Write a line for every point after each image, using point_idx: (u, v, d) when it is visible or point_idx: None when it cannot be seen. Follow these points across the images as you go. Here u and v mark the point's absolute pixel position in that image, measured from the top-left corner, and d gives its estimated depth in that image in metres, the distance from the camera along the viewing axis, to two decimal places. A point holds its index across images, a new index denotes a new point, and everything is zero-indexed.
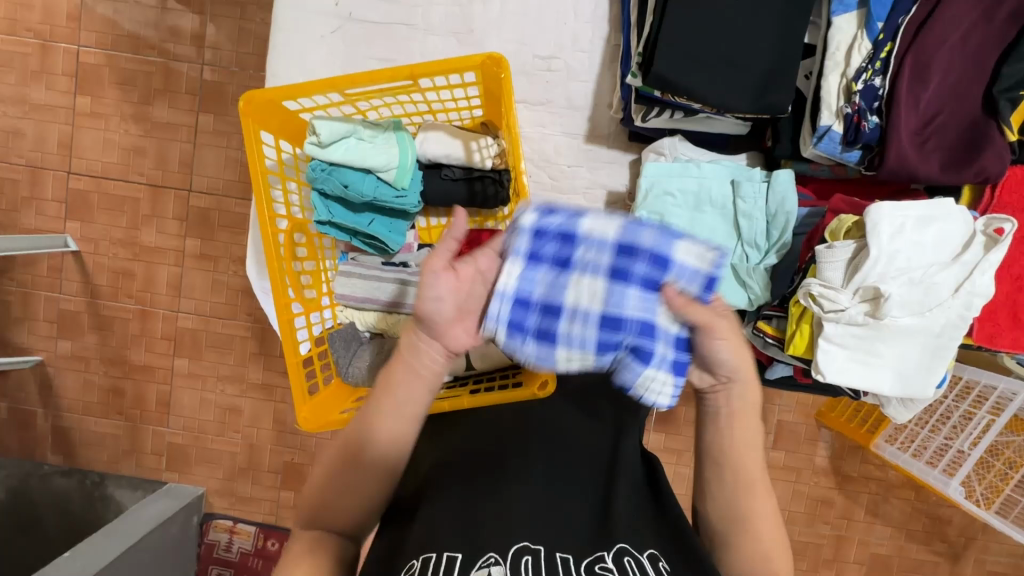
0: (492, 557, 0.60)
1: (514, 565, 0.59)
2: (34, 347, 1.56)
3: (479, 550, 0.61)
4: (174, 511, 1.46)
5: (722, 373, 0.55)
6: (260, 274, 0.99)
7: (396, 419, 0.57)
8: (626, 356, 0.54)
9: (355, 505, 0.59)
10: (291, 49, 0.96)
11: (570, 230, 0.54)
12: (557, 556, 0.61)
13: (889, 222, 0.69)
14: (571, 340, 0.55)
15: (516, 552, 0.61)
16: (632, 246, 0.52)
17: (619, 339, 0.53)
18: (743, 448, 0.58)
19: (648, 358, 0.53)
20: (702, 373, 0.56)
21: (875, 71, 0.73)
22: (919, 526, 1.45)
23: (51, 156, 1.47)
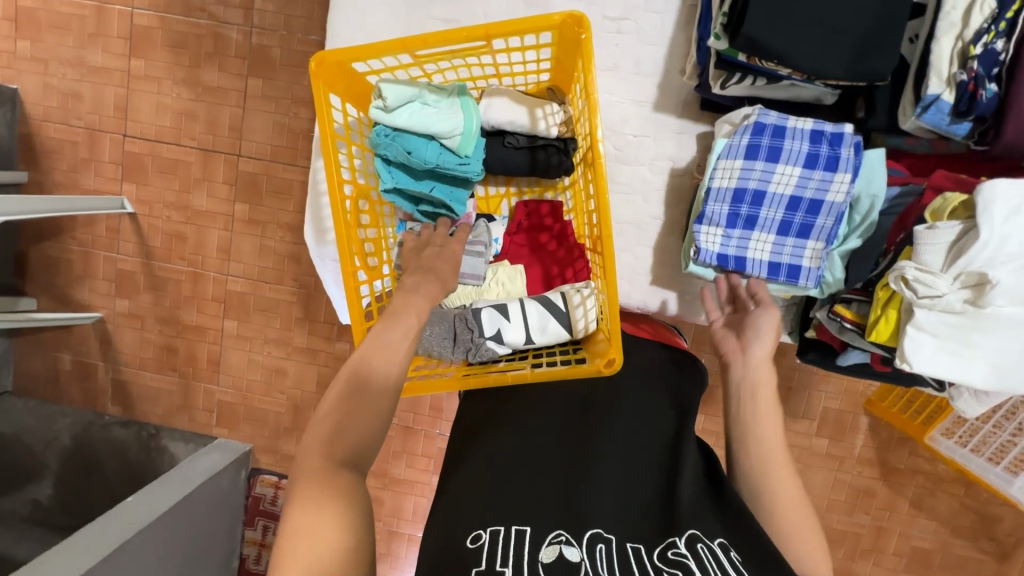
0: (562, 534, 0.58)
1: (588, 549, 0.56)
2: (94, 304, 1.63)
3: (549, 528, 0.59)
4: (225, 464, 1.50)
5: (752, 335, 0.75)
6: (319, 240, 0.99)
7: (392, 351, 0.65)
8: (728, 209, 0.83)
9: (370, 430, 0.61)
10: (353, 9, 0.94)
11: (838, 165, 0.78)
12: (628, 545, 0.58)
13: (1004, 202, 0.63)
14: (745, 172, 0.81)
15: (589, 538, 0.58)
16: (820, 223, 0.81)
17: (744, 203, 0.82)
18: (756, 411, 0.70)
19: (731, 224, 0.83)
20: (730, 340, 0.76)
21: (998, 33, 0.66)
22: (967, 522, 1.39)
23: (108, 119, 1.51)
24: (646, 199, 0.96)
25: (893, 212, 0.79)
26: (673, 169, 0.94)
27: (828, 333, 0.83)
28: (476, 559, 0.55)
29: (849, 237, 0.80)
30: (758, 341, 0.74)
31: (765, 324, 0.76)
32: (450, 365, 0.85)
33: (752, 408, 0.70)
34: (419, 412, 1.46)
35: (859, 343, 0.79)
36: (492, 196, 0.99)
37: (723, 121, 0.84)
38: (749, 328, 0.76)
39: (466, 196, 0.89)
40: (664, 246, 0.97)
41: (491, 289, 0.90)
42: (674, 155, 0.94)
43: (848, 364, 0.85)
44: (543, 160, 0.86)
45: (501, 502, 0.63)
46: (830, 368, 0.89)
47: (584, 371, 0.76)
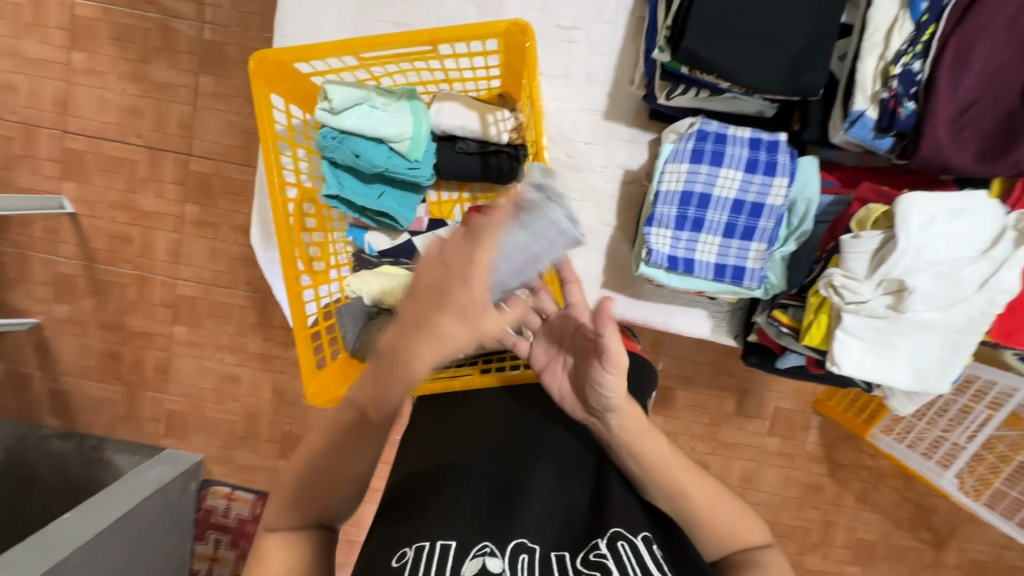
0: (488, 546, 0.58)
1: (511, 561, 0.56)
2: (30, 309, 1.53)
3: (476, 539, 0.59)
4: (171, 477, 1.45)
5: (597, 401, 0.62)
6: (266, 243, 0.97)
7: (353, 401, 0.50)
8: (676, 212, 0.85)
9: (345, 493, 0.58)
10: (302, 8, 0.92)
11: (776, 169, 0.81)
12: (553, 555, 0.59)
13: (919, 213, 0.67)
14: (690, 176, 0.83)
15: (514, 549, 0.58)
16: (761, 227, 0.83)
17: (689, 207, 0.84)
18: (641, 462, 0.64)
19: (679, 225, 0.85)
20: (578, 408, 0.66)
21: (915, 55, 0.70)
22: (906, 513, 1.46)
23: (45, 113, 1.42)
24: (598, 205, 0.98)
25: (825, 219, 0.83)
26: (623, 176, 0.96)
27: (766, 337, 0.86)
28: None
29: (786, 241, 0.84)
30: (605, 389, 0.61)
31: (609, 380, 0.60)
32: None
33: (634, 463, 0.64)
34: None
35: (795, 346, 0.82)
36: (445, 201, 0.98)
37: (669, 130, 0.87)
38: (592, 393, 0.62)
39: (417, 201, 0.89)
40: (616, 252, 0.99)
41: None
42: (625, 162, 0.96)
43: (786, 366, 0.89)
44: (494, 165, 0.87)
45: (431, 513, 0.62)
46: (770, 371, 0.92)
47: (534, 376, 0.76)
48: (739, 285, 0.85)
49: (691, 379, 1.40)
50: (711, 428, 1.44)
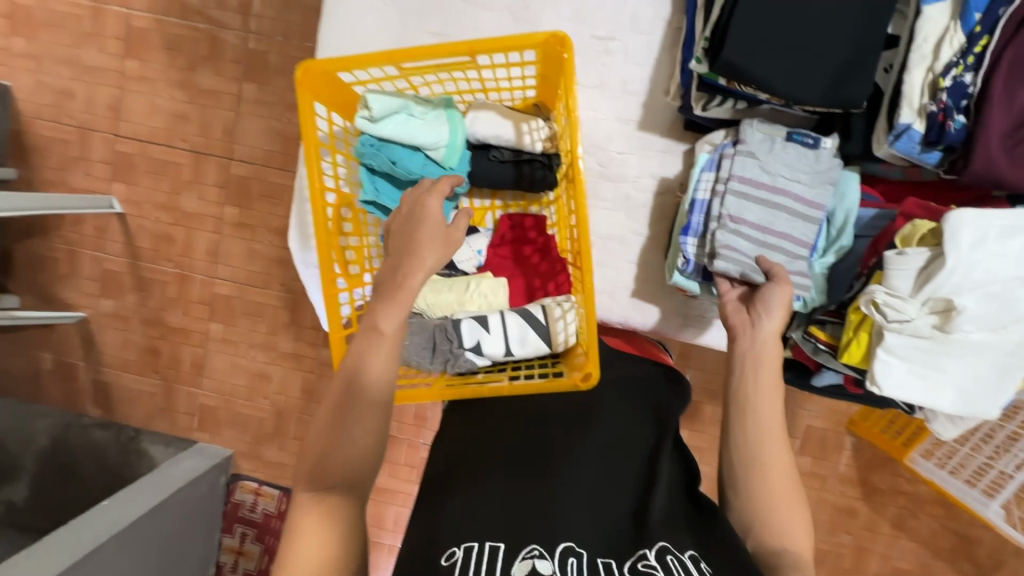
0: (536, 549, 0.58)
1: (560, 564, 0.57)
2: (78, 303, 1.61)
3: (524, 542, 0.59)
4: (204, 469, 1.49)
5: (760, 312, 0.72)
6: (303, 246, 0.99)
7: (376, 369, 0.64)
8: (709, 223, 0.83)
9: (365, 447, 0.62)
10: (344, 20, 0.95)
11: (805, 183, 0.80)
12: (600, 561, 0.58)
13: (970, 232, 0.64)
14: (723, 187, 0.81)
15: (562, 552, 0.58)
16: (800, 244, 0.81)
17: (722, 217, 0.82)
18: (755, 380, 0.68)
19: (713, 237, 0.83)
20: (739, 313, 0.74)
21: (966, 67, 0.69)
22: (946, 543, 1.40)
23: (100, 118, 1.50)
24: (631, 215, 0.97)
25: (865, 234, 0.81)
26: (657, 187, 0.95)
27: (802, 354, 0.84)
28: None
29: (825, 254, 0.82)
30: (768, 314, 0.71)
31: (776, 299, 0.71)
32: (428, 376, 0.84)
33: (752, 371, 0.69)
34: (404, 421, 1.45)
35: (833, 364, 0.80)
36: (477, 208, 0.99)
37: (703, 142, 0.86)
38: (757, 301, 0.72)
39: (450, 208, 0.90)
40: (647, 263, 0.98)
41: (473, 300, 0.88)
42: (658, 172, 0.95)
43: (823, 384, 0.86)
44: (528, 174, 0.87)
45: (463, 518, 0.63)
46: (806, 388, 0.90)
47: (562, 385, 0.75)
48: None
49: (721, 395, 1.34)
50: None
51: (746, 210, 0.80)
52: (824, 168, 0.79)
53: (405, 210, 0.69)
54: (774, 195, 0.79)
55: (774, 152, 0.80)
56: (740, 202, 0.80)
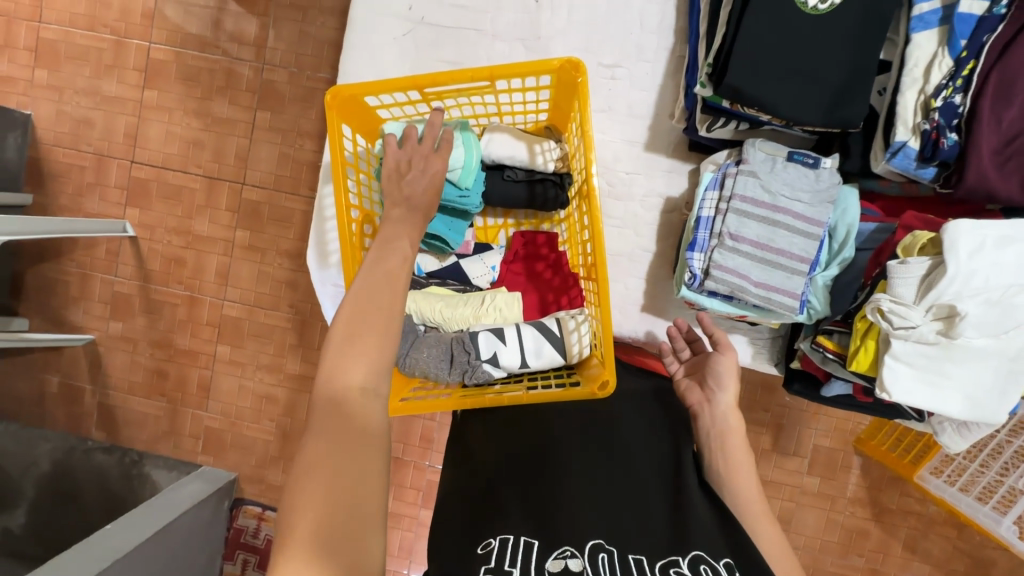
0: (569, 549, 0.59)
1: (592, 560, 0.59)
2: (87, 326, 1.63)
3: (557, 541, 0.60)
4: (207, 494, 1.46)
5: (713, 384, 0.77)
6: (321, 265, 1.02)
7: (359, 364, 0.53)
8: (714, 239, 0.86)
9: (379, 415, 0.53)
10: (365, 50, 1.00)
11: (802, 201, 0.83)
12: (631, 557, 0.61)
13: (968, 241, 0.68)
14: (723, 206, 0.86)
15: (592, 547, 0.60)
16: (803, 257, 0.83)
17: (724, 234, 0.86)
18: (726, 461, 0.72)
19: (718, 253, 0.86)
20: (694, 391, 0.78)
21: (955, 88, 0.73)
22: (961, 566, 1.38)
23: (117, 145, 1.56)
24: (638, 233, 1.00)
25: (867, 247, 0.84)
26: (664, 205, 0.99)
27: (811, 363, 0.86)
28: (485, 563, 0.57)
29: (829, 267, 0.85)
30: (720, 388, 0.76)
31: (724, 371, 0.77)
32: (446, 388, 0.86)
33: (722, 457, 0.72)
34: (410, 443, 1.44)
35: (841, 372, 0.82)
36: (490, 226, 1.03)
37: (708, 162, 0.90)
38: (709, 376, 0.78)
39: (465, 226, 0.93)
40: (655, 278, 1.01)
41: (487, 313, 0.91)
42: (665, 191, 0.99)
43: (832, 394, 0.88)
44: (540, 193, 0.91)
45: (494, 516, 0.65)
46: (814, 398, 0.92)
47: (579, 393, 0.76)
48: (784, 307, 0.83)
49: None
50: None
51: (746, 227, 0.83)
52: (822, 188, 0.83)
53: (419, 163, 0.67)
54: (774, 212, 0.83)
55: (775, 171, 0.84)
56: (740, 219, 0.83)
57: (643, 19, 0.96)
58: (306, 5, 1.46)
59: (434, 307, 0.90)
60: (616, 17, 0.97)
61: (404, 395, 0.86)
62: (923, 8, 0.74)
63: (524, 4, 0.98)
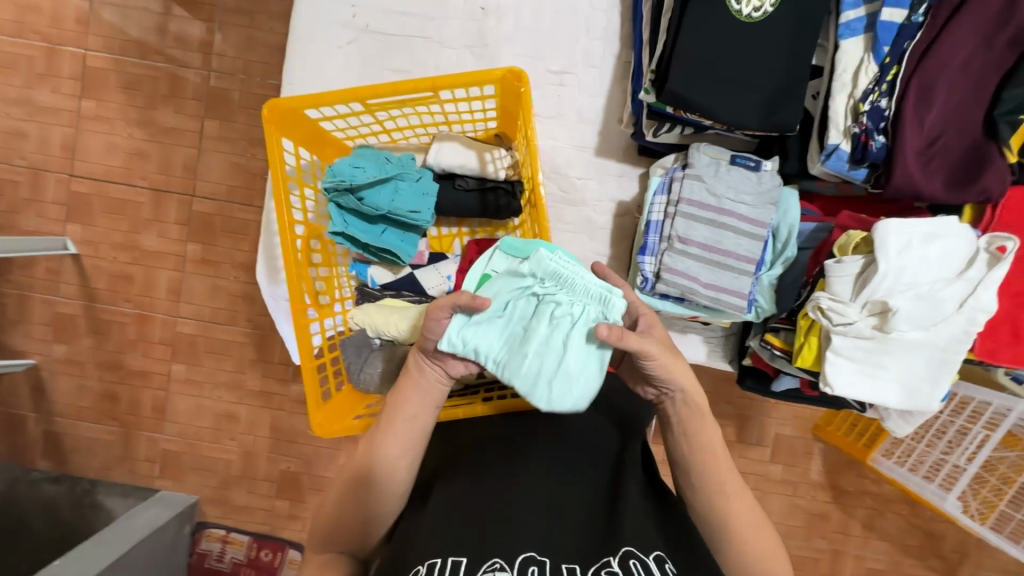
0: (498, 561, 0.55)
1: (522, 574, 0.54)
2: (29, 350, 1.54)
3: (485, 555, 0.56)
4: (166, 518, 1.42)
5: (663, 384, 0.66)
6: (272, 281, 0.99)
7: (397, 454, 0.64)
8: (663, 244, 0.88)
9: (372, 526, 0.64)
10: (309, 58, 0.97)
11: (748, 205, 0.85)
12: (565, 566, 0.56)
13: (896, 239, 0.72)
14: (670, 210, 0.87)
15: (523, 561, 0.56)
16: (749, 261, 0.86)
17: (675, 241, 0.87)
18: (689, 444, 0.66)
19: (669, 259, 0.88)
20: (646, 389, 0.69)
21: (881, 93, 0.77)
22: (914, 540, 1.45)
23: (54, 158, 1.47)
24: (593, 237, 1.01)
25: (807, 245, 0.88)
26: (616, 209, 1.00)
27: (761, 360, 0.89)
28: None
29: (773, 267, 0.88)
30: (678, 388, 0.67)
31: (663, 372, 0.63)
32: None
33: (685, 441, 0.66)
34: None
35: (789, 368, 0.85)
36: (445, 235, 1.01)
37: (656, 166, 0.92)
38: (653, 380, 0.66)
39: (418, 238, 0.92)
40: None
41: None
42: (617, 195, 1.00)
43: (782, 388, 0.92)
44: (493, 202, 0.90)
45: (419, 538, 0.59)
46: (766, 394, 0.95)
47: (534, 403, 0.78)
48: (732, 308, 0.85)
49: None
50: None
51: (694, 230, 0.85)
52: (766, 190, 0.85)
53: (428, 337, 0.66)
54: (721, 215, 0.85)
55: (719, 175, 0.86)
56: (688, 223, 0.85)
57: (589, 26, 0.97)
58: (252, 9, 1.41)
59: (392, 322, 0.85)
60: (562, 24, 0.97)
61: (360, 412, 0.86)
62: (849, 16, 0.77)
63: (469, 11, 0.98)
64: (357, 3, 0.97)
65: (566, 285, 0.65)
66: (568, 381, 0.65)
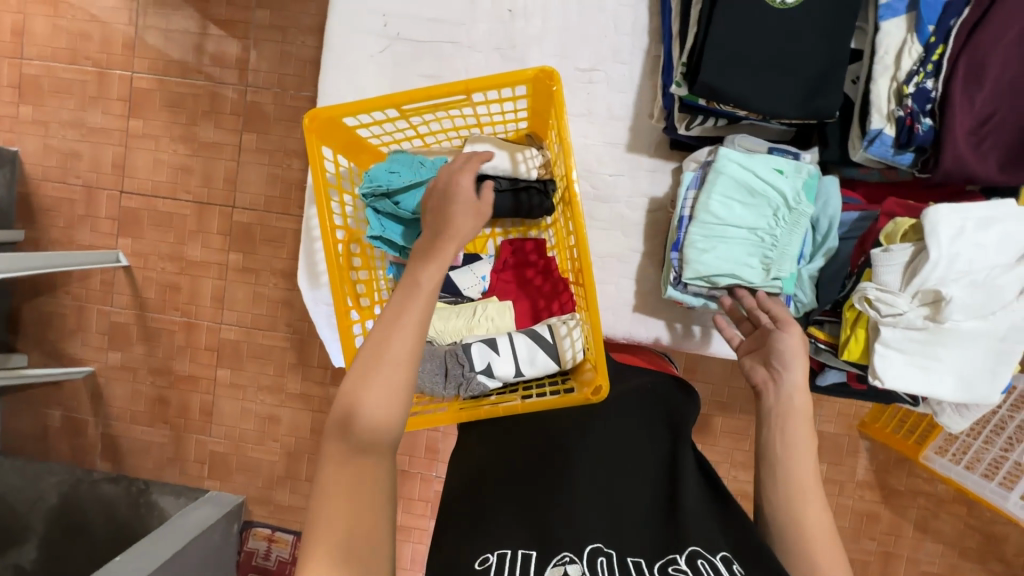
0: (566, 555, 0.61)
1: (591, 566, 0.60)
2: (87, 358, 1.63)
3: (553, 549, 0.62)
4: (215, 518, 1.46)
5: (778, 362, 0.70)
6: (312, 285, 1.02)
7: (402, 364, 0.57)
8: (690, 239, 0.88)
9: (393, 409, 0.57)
10: (343, 69, 1.01)
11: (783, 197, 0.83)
12: (630, 561, 0.62)
13: (949, 225, 0.69)
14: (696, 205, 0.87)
15: (591, 552, 0.62)
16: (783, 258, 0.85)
17: None
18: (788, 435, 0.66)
19: None
20: (757, 369, 0.72)
21: (926, 74, 0.75)
22: (972, 543, 1.38)
23: (106, 176, 1.56)
24: (626, 233, 1.00)
25: (852, 235, 0.85)
26: (649, 205, 0.99)
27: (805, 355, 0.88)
28: None
29: (813, 258, 0.85)
30: (788, 368, 0.69)
31: (791, 348, 0.70)
32: (442, 402, 0.86)
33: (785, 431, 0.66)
34: (416, 454, 1.43)
35: (835, 362, 0.85)
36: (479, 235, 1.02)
37: (689, 159, 0.90)
38: (773, 355, 0.71)
39: None
40: (646, 277, 1.01)
41: (480, 324, 0.92)
42: (649, 191, 1.00)
43: (826, 384, 0.89)
44: (526, 201, 0.89)
45: (493, 524, 0.66)
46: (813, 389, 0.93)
47: (573, 400, 0.77)
48: None
49: (730, 406, 1.36)
50: None
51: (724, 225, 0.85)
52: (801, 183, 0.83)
53: (443, 185, 0.66)
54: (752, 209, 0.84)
55: (753, 163, 0.84)
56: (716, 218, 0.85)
57: (617, 22, 0.97)
58: (284, 25, 1.46)
59: None
60: (590, 22, 0.97)
61: None
62: None
63: (497, 14, 0.99)
64: (388, 13, 0.99)
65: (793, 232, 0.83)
66: (716, 264, 0.84)
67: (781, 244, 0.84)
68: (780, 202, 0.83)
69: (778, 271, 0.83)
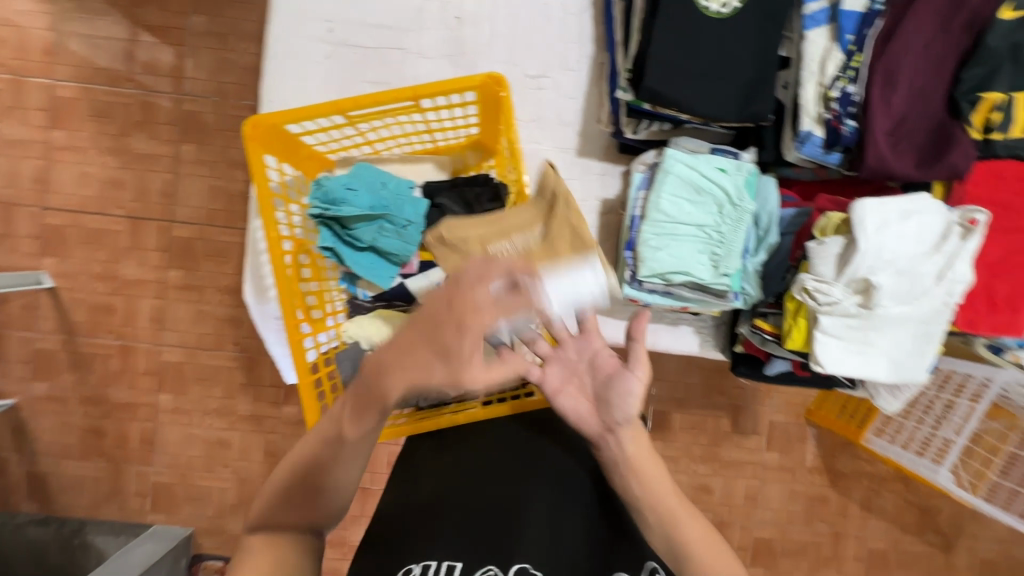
0: (492, 569, 0.66)
1: None
2: (8, 390, 1.49)
3: (481, 563, 0.67)
4: (162, 552, 1.35)
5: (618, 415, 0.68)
6: (259, 299, 0.97)
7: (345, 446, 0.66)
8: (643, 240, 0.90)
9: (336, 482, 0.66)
10: (286, 75, 0.97)
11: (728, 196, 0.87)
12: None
13: (874, 218, 0.75)
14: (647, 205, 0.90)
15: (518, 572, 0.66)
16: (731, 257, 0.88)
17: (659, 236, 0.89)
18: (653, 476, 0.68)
19: None
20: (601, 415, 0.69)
21: (848, 79, 0.81)
22: (911, 517, 1.48)
23: (25, 192, 1.44)
24: None
25: (790, 231, 0.90)
26: (602, 207, 1.00)
27: (752, 347, 0.92)
28: None
29: (757, 254, 0.89)
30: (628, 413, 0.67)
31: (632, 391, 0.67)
32: (400, 412, 0.84)
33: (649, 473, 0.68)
34: (378, 470, 1.38)
35: (780, 351, 0.88)
36: None
37: (637, 161, 0.92)
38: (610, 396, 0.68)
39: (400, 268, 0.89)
40: None
41: None
42: (600, 194, 1.00)
43: (774, 372, 0.94)
44: None
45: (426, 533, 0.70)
46: (759, 378, 0.98)
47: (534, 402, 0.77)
48: (717, 297, 0.89)
49: (686, 402, 1.42)
50: (711, 448, 1.44)
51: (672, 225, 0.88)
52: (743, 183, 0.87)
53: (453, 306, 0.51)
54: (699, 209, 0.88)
55: (698, 163, 0.88)
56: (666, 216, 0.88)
57: (563, 30, 0.99)
58: (223, 32, 1.41)
59: (379, 332, 0.88)
60: (537, 29, 0.99)
61: None
62: (813, 8, 0.81)
63: (444, 21, 0.99)
64: (332, 19, 0.98)
65: (737, 229, 0.87)
66: (668, 262, 0.87)
67: (728, 240, 0.87)
68: (722, 200, 0.87)
69: (724, 266, 0.86)
